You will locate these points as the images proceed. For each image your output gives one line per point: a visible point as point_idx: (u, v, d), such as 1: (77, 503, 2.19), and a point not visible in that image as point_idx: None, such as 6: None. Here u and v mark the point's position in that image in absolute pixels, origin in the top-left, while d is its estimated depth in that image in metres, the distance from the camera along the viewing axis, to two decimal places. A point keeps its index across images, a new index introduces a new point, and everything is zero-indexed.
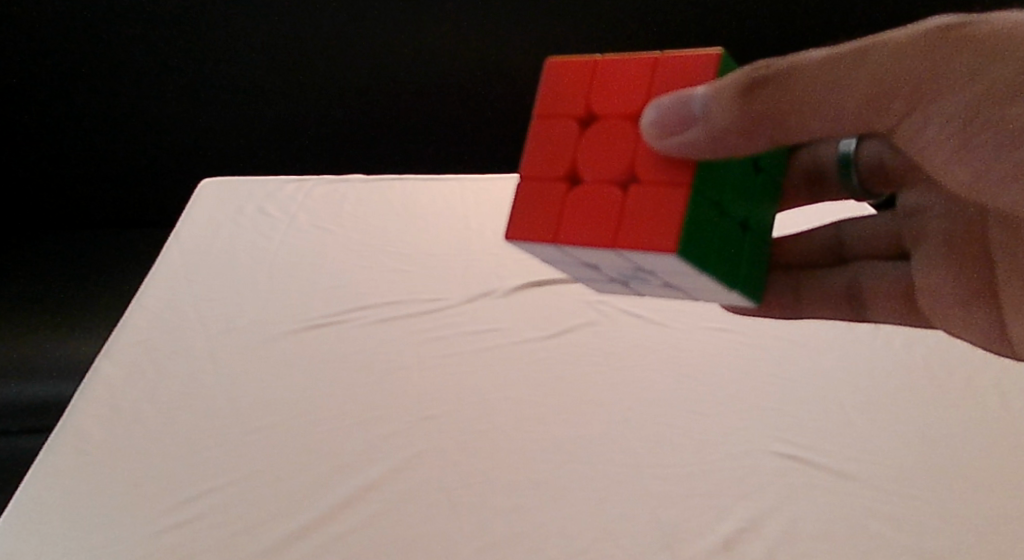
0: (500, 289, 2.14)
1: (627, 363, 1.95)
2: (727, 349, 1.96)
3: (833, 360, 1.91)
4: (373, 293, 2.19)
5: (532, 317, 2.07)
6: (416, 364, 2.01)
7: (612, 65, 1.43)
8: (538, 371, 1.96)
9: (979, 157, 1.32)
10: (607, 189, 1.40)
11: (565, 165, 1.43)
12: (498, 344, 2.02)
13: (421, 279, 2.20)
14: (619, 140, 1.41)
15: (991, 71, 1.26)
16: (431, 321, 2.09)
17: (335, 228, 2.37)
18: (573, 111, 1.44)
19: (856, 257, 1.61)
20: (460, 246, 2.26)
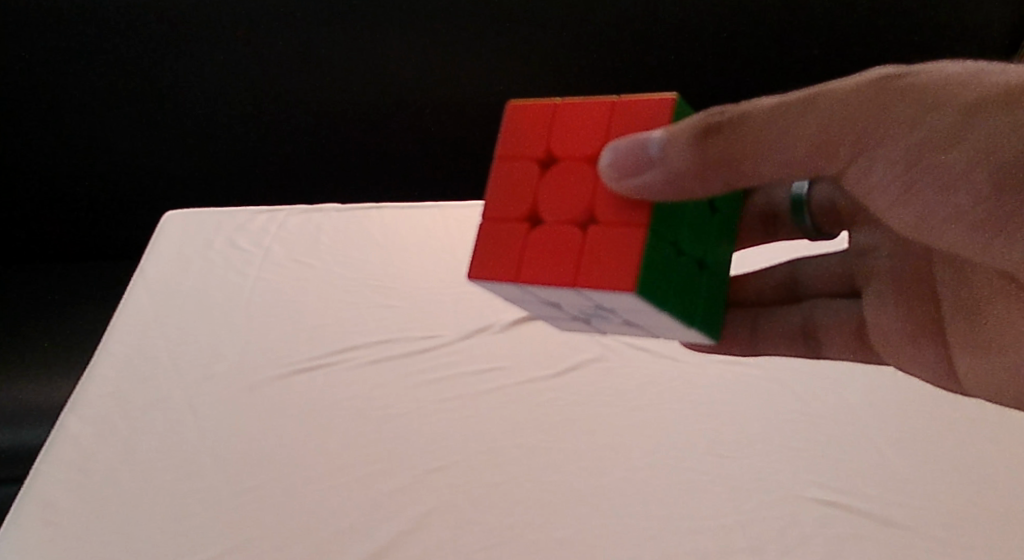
0: (499, 323, 2.14)
1: (619, 402, 1.95)
2: (727, 385, 1.95)
3: (845, 394, 1.90)
4: (358, 326, 2.19)
5: (536, 354, 2.06)
6: (414, 411, 2.01)
7: (572, 110, 1.44)
8: (547, 416, 1.95)
9: (921, 199, 1.35)
10: (567, 231, 1.41)
11: (527, 208, 1.44)
12: (496, 388, 2.02)
13: (412, 314, 2.20)
14: (579, 184, 1.42)
15: (930, 118, 1.29)
16: (427, 359, 2.10)
17: (314, 262, 2.36)
18: (534, 155, 1.45)
19: (810, 295, 1.68)
20: (452, 279, 2.25)
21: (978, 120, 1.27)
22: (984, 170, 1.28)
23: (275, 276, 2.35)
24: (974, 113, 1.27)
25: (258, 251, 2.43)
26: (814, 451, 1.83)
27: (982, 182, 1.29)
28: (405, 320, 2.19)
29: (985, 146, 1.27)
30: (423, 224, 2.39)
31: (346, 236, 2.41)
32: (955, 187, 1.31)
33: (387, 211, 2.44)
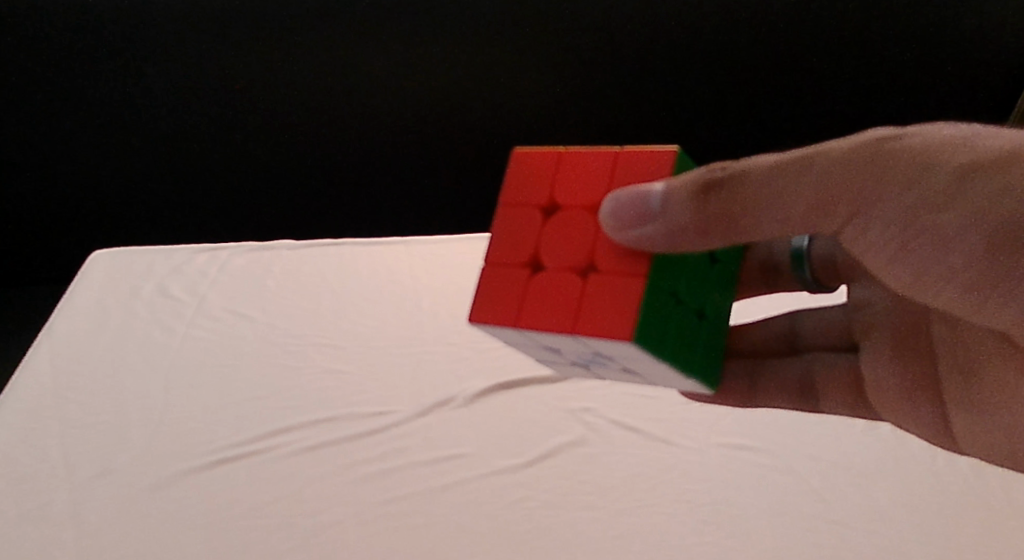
0: (461, 396, 1.78)
1: (616, 500, 1.58)
2: (735, 479, 1.61)
3: (879, 492, 1.57)
4: (293, 398, 1.80)
5: (500, 437, 1.69)
6: (354, 515, 1.59)
7: (577, 157, 1.26)
8: (523, 518, 1.56)
9: (917, 258, 1.20)
10: (567, 279, 1.23)
11: (527, 254, 1.25)
12: (452, 484, 1.61)
13: (362, 385, 1.83)
14: (585, 230, 1.24)
15: (928, 179, 1.15)
16: (368, 447, 1.68)
17: (258, 314, 2.03)
18: (534, 201, 1.26)
19: (809, 348, 1.51)
20: (410, 341, 1.93)
21: (982, 185, 1.13)
22: (993, 238, 1.14)
23: (209, 330, 2.00)
24: (976, 178, 1.13)
25: (193, 300, 2.08)
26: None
27: (979, 246, 1.15)
28: (353, 393, 1.81)
29: (990, 213, 1.13)
30: (382, 269, 2.10)
31: (297, 280, 2.11)
32: (954, 257, 1.17)
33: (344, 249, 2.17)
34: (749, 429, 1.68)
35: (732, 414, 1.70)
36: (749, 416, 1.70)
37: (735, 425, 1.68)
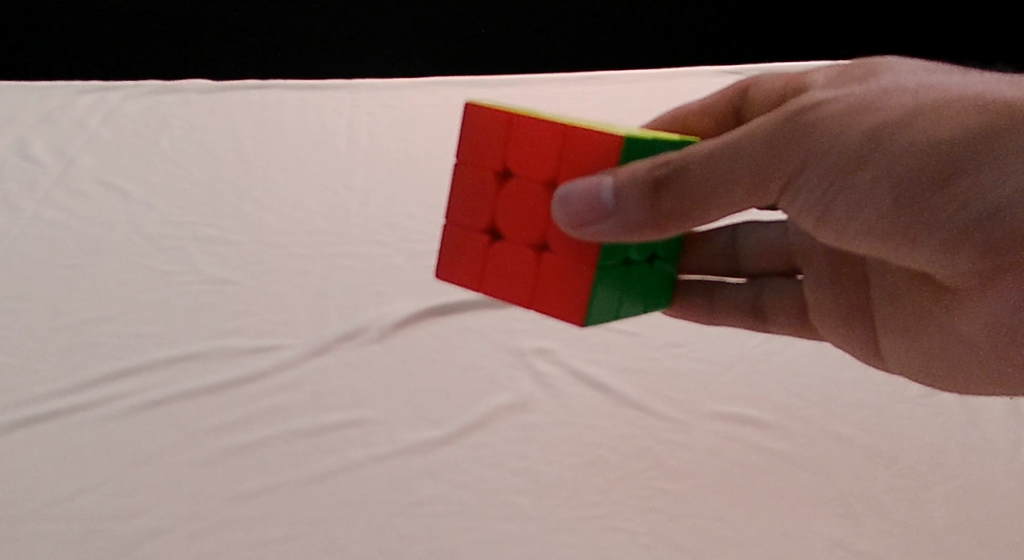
0: (372, 329, 1.32)
1: (565, 504, 1.11)
2: (734, 476, 1.14)
3: (934, 508, 1.10)
4: (148, 322, 1.34)
5: (415, 398, 1.23)
6: (187, 519, 1.09)
7: (528, 127, 0.89)
8: (435, 515, 1.09)
9: (827, 217, 0.86)
10: (521, 261, 0.92)
11: (481, 225, 0.93)
12: (338, 471, 1.14)
13: (244, 305, 1.38)
14: (543, 211, 0.90)
15: (867, 126, 0.82)
16: (235, 401, 1.22)
17: (135, 189, 1.59)
18: (487, 166, 0.92)
19: (752, 265, 1.13)
20: (322, 242, 1.50)
21: (954, 133, 0.80)
22: (978, 197, 0.81)
23: (62, 213, 1.53)
24: (944, 125, 0.81)
25: (58, 165, 1.62)
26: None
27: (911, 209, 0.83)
28: (231, 314, 1.36)
29: (963, 169, 0.81)
30: (305, 143, 1.72)
31: (201, 150, 1.69)
32: (872, 212, 0.84)
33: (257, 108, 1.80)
34: (755, 395, 1.23)
35: (731, 372, 1.26)
36: (759, 376, 1.25)
37: (734, 390, 1.24)
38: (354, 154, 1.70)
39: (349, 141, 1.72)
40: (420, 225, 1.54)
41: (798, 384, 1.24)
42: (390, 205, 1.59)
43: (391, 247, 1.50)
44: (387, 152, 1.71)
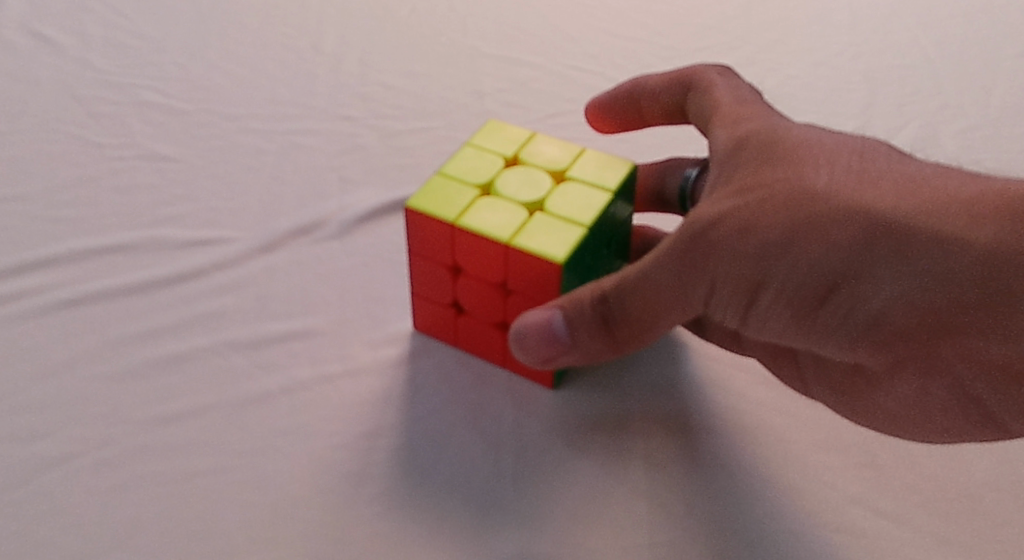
0: (330, 225, 1.15)
1: (537, 441, 0.94)
2: (740, 415, 0.96)
3: (974, 460, 0.92)
4: (72, 204, 1.16)
5: (374, 309, 1.06)
6: (97, 445, 0.92)
7: (469, 241, 0.92)
8: (387, 444, 0.93)
9: (760, 321, 0.87)
10: (489, 334, 0.98)
11: (446, 300, 0.98)
12: (278, 392, 0.97)
13: (186, 188, 1.20)
14: (495, 301, 0.95)
15: (750, 247, 0.84)
16: (164, 304, 1.05)
17: (70, 42, 1.40)
18: (437, 259, 0.95)
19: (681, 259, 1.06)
20: (282, 114, 1.31)
21: (834, 253, 0.81)
22: (864, 301, 0.82)
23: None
24: (825, 243, 0.82)
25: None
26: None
27: (824, 315, 0.84)
28: (169, 199, 1.18)
29: (843, 278, 0.82)
30: None
31: (151, 3, 1.49)
32: (780, 318, 0.86)
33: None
34: None
35: None
36: None
37: None
38: (326, 13, 1.48)
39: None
40: (396, 97, 1.34)
41: None
42: (363, 71, 1.38)
43: (361, 124, 1.30)
44: (363, 12, 1.49)
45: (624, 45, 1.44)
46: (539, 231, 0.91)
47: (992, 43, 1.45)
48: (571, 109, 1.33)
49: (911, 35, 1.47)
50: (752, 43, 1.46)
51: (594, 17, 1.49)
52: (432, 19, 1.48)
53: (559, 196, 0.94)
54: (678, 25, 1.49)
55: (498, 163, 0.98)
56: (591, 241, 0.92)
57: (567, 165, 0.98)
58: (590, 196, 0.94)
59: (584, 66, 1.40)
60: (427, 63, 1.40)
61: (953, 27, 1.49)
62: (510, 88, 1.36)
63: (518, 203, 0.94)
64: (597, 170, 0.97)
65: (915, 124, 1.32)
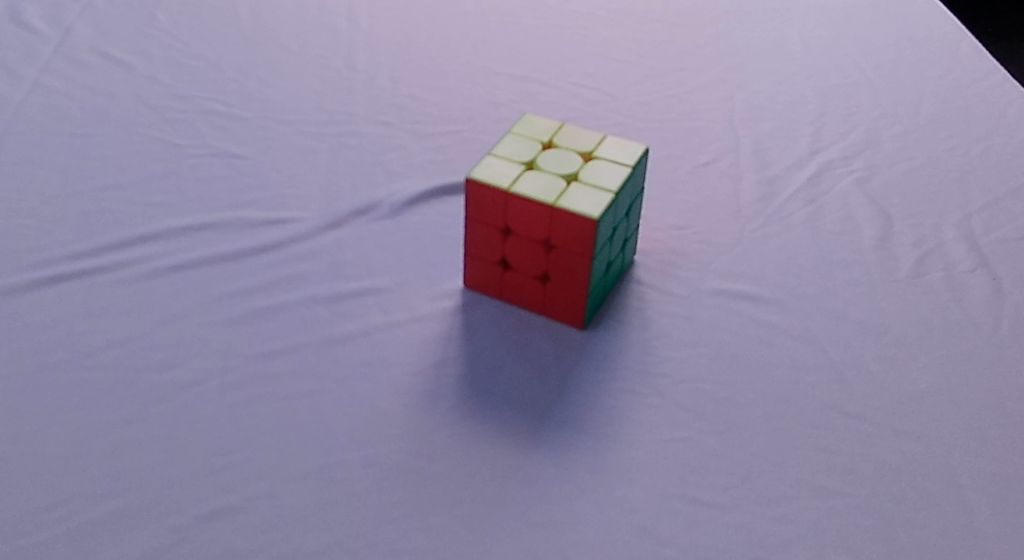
0: (385, 208, 1.37)
1: (575, 368, 1.16)
2: (735, 347, 1.19)
3: (918, 374, 1.17)
4: (162, 192, 1.36)
5: (428, 271, 1.28)
6: (217, 373, 1.11)
7: (520, 205, 1.14)
8: (454, 370, 1.15)
9: None
10: (530, 285, 1.20)
11: (495, 258, 1.21)
12: (359, 334, 1.18)
13: (256, 179, 1.40)
14: (538, 257, 1.17)
15: None
16: (254, 267, 1.25)
17: (135, 62, 1.61)
18: (491, 223, 1.17)
19: None
20: (329, 120, 1.53)
21: None
22: None
23: (63, 83, 1.55)
24: None
25: (54, 37, 1.64)
26: (900, 485, 1.05)
27: None
28: (244, 188, 1.39)
29: None
30: (307, 24, 1.73)
31: (201, 29, 1.70)
32: None
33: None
34: (754, 274, 1.30)
35: (732, 249, 1.33)
36: (757, 258, 1.32)
37: (732, 270, 1.30)
38: (356, 39, 1.71)
39: (348, 27, 1.74)
40: (426, 107, 1.57)
41: (796, 264, 1.31)
42: (394, 86, 1.61)
43: (398, 128, 1.52)
44: (387, 38, 1.72)
45: (615, 65, 1.69)
46: (576, 196, 1.14)
47: (919, 65, 1.73)
48: (575, 117, 1.57)
49: (852, 59, 1.75)
50: (721, 64, 1.72)
51: (586, 43, 1.74)
52: (447, 44, 1.72)
53: (589, 171, 1.18)
54: (658, 50, 1.74)
55: (537, 147, 1.21)
56: (617, 205, 1.15)
57: (592, 148, 1.22)
58: (614, 170, 1.18)
59: (583, 82, 1.65)
60: (449, 80, 1.64)
61: (887, 52, 1.76)
62: (522, 101, 1.60)
63: (557, 178, 1.17)
64: (617, 152, 1.21)
65: (860, 128, 1.59)
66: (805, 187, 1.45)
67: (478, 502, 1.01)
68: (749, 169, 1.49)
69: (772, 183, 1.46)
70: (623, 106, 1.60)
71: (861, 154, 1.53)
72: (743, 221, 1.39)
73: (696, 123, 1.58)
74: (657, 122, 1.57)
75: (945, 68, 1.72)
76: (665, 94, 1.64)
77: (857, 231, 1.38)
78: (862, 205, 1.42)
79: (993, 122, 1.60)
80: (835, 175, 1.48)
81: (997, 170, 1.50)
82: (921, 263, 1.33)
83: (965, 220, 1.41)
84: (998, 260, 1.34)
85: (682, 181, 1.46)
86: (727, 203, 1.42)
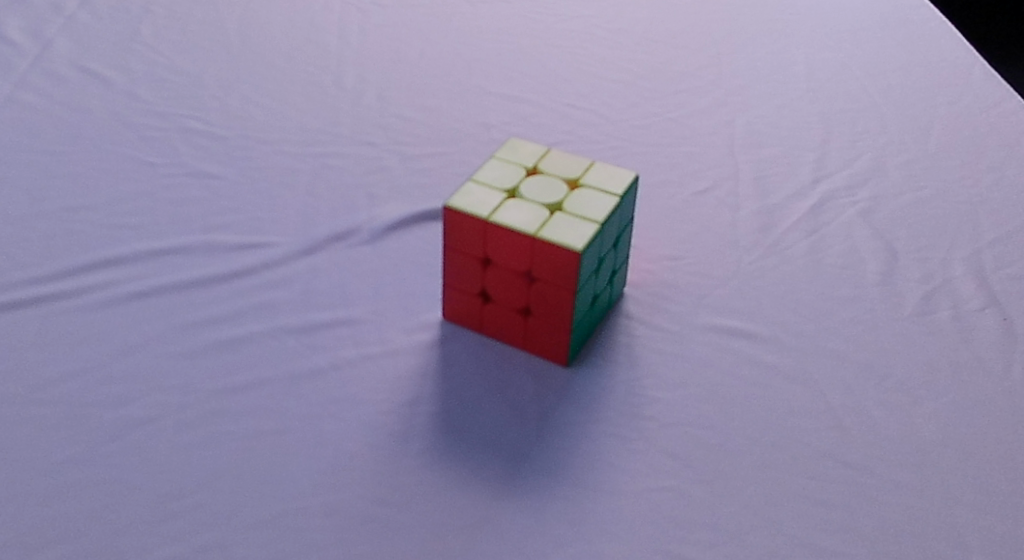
0: (364, 233, 1.30)
1: (555, 410, 1.09)
2: (727, 388, 1.12)
3: (922, 422, 1.10)
4: (131, 213, 1.30)
5: (406, 302, 1.21)
6: (174, 409, 1.05)
7: (500, 235, 1.08)
8: (427, 409, 1.08)
9: None
10: (511, 318, 1.14)
11: (475, 290, 1.14)
12: (329, 368, 1.12)
13: (231, 201, 1.34)
14: (519, 289, 1.11)
15: None
16: (222, 295, 1.19)
17: (114, 76, 1.55)
18: (470, 253, 1.11)
19: None
20: (312, 140, 1.47)
21: None
22: None
23: (38, 97, 1.49)
24: None
25: (32, 50, 1.59)
26: (900, 544, 0.98)
27: None
28: (217, 209, 1.33)
29: None
30: (295, 40, 1.68)
31: (185, 44, 1.64)
32: None
33: (244, 5, 1.75)
34: (750, 310, 1.23)
35: (727, 283, 1.27)
36: (754, 293, 1.25)
37: (727, 305, 1.23)
38: (345, 55, 1.65)
39: (338, 43, 1.68)
40: (413, 127, 1.51)
41: (795, 300, 1.25)
42: (381, 105, 1.55)
43: (383, 149, 1.46)
44: (377, 55, 1.66)
45: (612, 87, 1.63)
46: (560, 227, 1.07)
47: (929, 90, 1.66)
48: (568, 141, 1.51)
49: (859, 83, 1.68)
50: (723, 87, 1.65)
51: (583, 63, 1.68)
52: (439, 62, 1.66)
53: (574, 199, 1.11)
54: (658, 71, 1.68)
55: (521, 173, 1.15)
56: (603, 236, 1.09)
57: (579, 175, 1.15)
58: (600, 199, 1.12)
59: (578, 104, 1.58)
60: (439, 100, 1.58)
61: (897, 77, 1.70)
62: (513, 123, 1.54)
63: (540, 206, 1.11)
64: (604, 179, 1.15)
65: (866, 156, 1.52)
66: (806, 217, 1.38)
67: (444, 556, 0.95)
68: (748, 197, 1.42)
69: (772, 212, 1.39)
70: (619, 130, 1.54)
71: (866, 183, 1.46)
72: (739, 253, 1.32)
73: (694, 148, 1.51)
74: (654, 147, 1.51)
75: (957, 94, 1.65)
76: (662, 117, 1.57)
77: (861, 265, 1.31)
78: (867, 237, 1.36)
79: (1006, 152, 1.53)
80: (838, 205, 1.41)
81: (1010, 202, 1.43)
82: (927, 301, 1.25)
83: (974, 255, 1.33)
84: (1009, 299, 1.26)
85: (677, 209, 1.39)
86: (723, 233, 1.35)
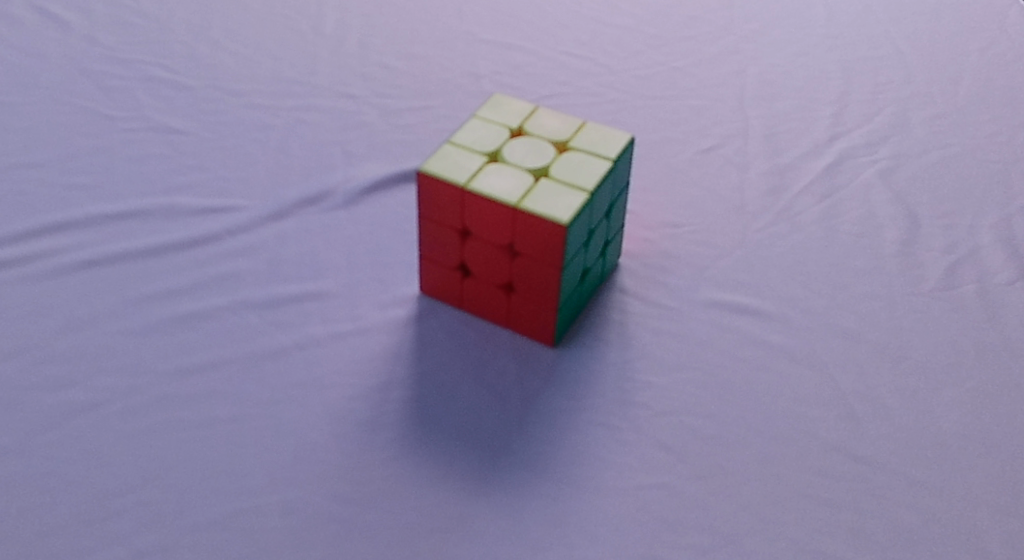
0: (338, 196, 1.20)
1: (540, 396, 1.00)
2: (728, 372, 1.03)
3: (942, 412, 1.00)
4: (87, 172, 1.21)
5: (381, 273, 1.12)
6: (122, 394, 0.96)
7: (479, 205, 0.98)
8: (400, 394, 0.99)
9: None
10: (494, 295, 1.04)
11: (454, 263, 1.04)
12: (293, 347, 1.02)
13: (196, 158, 1.24)
14: (501, 264, 1.01)
15: None
16: (180, 265, 1.09)
17: (76, 20, 1.44)
18: (448, 224, 1.01)
19: None
20: (286, 91, 1.36)
21: None
22: None
23: None
24: None
25: None
26: (914, 551, 0.89)
27: None
28: (181, 169, 1.23)
29: None
30: None
31: None
32: None
33: None
34: (756, 283, 1.13)
35: (732, 253, 1.16)
36: (761, 264, 1.15)
37: (731, 278, 1.13)
38: None
39: None
40: (397, 78, 1.40)
41: (806, 272, 1.14)
42: (363, 53, 1.44)
43: (363, 101, 1.35)
44: None
45: (614, 33, 1.51)
46: (545, 196, 0.97)
47: (959, 36, 1.53)
48: (564, 93, 1.40)
49: (883, 29, 1.55)
50: (734, 33, 1.53)
51: (583, 6, 1.56)
52: (427, 5, 1.54)
53: (562, 165, 1.01)
54: (665, 16, 1.55)
55: (504, 135, 1.04)
56: (592, 205, 0.98)
57: (569, 137, 1.04)
58: (591, 164, 1.01)
59: (576, 52, 1.47)
60: (426, 47, 1.46)
61: (924, 21, 1.56)
62: (506, 73, 1.43)
63: (524, 173, 1.00)
64: (596, 142, 1.04)
65: (887, 110, 1.40)
66: (821, 178, 1.27)
67: None
68: (757, 156, 1.31)
69: (783, 173, 1.28)
70: (619, 80, 1.42)
71: (887, 140, 1.34)
72: (747, 219, 1.21)
73: (700, 101, 1.40)
74: (657, 100, 1.39)
75: (989, 41, 1.52)
76: (667, 66, 1.45)
77: (878, 233, 1.20)
78: (886, 202, 1.24)
79: None
80: (856, 165, 1.30)
81: None
82: (951, 274, 1.15)
83: (1003, 222, 1.22)
84: None
85: (679, 170, 1.28)
86: (729, 197, 1.24)
